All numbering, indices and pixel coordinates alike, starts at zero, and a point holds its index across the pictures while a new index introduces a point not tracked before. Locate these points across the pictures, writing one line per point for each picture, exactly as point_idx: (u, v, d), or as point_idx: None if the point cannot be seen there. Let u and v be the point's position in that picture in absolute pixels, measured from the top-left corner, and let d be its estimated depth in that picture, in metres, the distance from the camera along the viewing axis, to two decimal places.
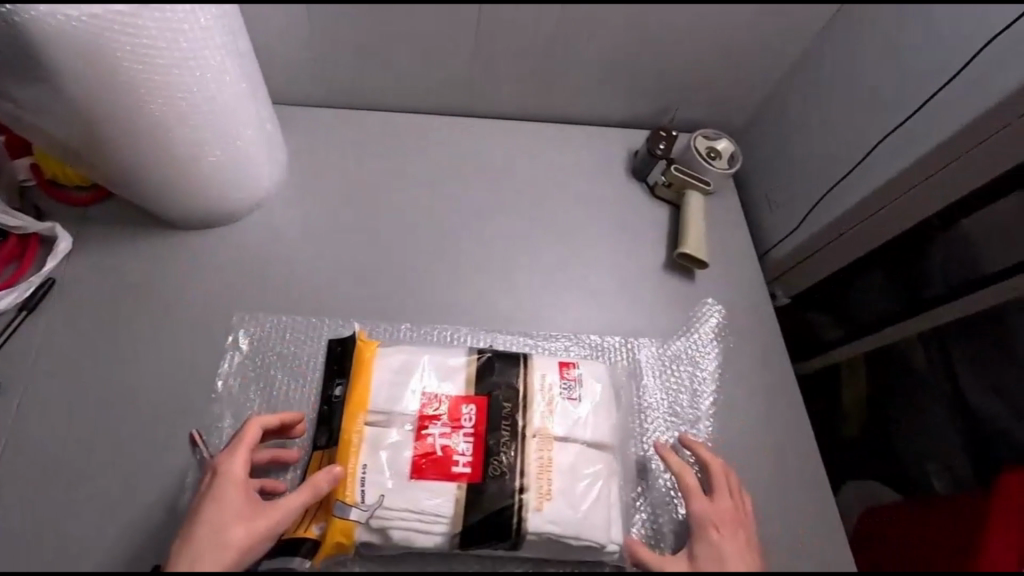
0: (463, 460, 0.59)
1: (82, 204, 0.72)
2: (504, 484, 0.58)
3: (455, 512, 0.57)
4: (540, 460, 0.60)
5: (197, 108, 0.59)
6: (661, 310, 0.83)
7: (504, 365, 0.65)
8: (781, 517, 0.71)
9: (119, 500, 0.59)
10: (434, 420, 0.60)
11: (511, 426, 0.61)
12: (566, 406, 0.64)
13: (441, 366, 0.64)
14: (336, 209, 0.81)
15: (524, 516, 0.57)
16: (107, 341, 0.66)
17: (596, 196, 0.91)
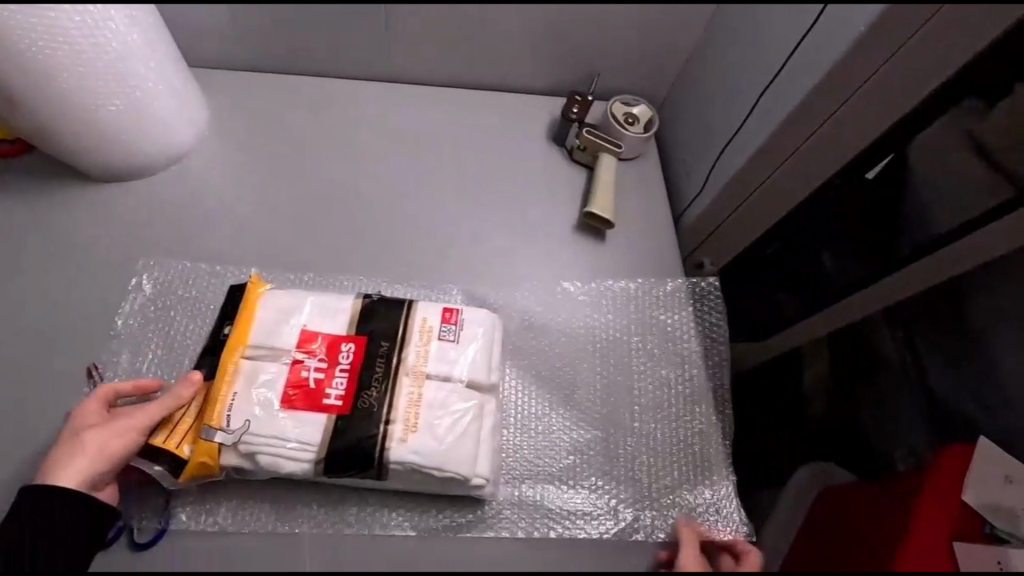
0: (335, 393, 0.62)
1: (5, 155, 0.77)
2: (371, 416, 0.61)
3: (321, 440, 0.60)
4: (409, 395, 0.63)
5: (84, 53, 0.63)
6: (567, 268, 0.85)
7: (386, 308, 0.68)
8: (663, 470, 0.73)
9: (10, 423, 0.63)
10: (311, 356, 0.63)
11: (386, 363, 0.64)
12: (442, 347, 0.66)
13: (324, 307, 0.67)
14: (251, 164, 0.84)
15: (388, 445, 0.60)
16: (17, 281, 0.71)
17: (514, 158, 0.93)
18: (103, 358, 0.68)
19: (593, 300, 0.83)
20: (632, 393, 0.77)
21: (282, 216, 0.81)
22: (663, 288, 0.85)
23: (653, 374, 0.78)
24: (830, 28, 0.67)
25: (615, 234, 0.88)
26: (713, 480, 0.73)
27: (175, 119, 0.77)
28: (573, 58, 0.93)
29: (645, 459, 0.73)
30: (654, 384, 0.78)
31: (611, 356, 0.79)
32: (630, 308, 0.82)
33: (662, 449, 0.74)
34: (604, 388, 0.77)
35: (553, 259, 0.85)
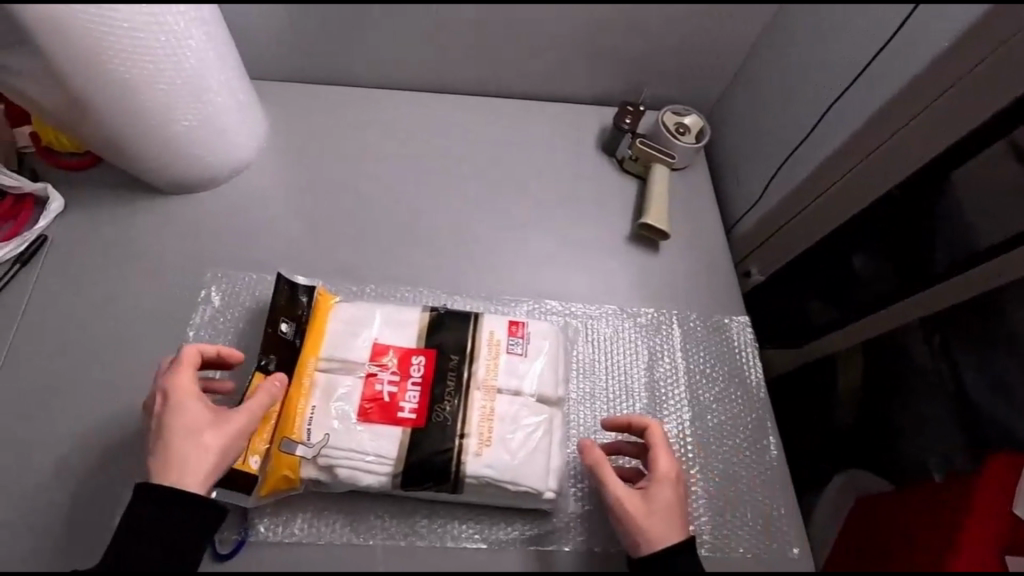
0: (409, 406, 0.62)
1: (73, 168, 0.78)
2: (446, 429, 0.62)
3: (398, 454, 0.60)
4: (482, 409, 0.63)
5: (163, 71, 0.63)
6: (622, 279, 0.85)
7: (453, 320, 0.68)
8: (730, 486, 0.72)
9: (90, 436, 0.63)
10: (384, 369, 0.64)
11: (457, 376, 0.65)
12: (511, 360, 0.66)
13: (393, 319, 0.67)
14: (309, 176, 0.84)
15: (464, 459, 0.60)
16: (89, 293, 0.71)
17: (565, 168, 0.92)
18: None
19: (654, 317, 0.82)
20: (695, 413, 0.76)
21: (340, 228, 0.81)
22: (717, 300, 0.85)
23: (714, 394, 0.78)
24: (910, 40, 0.65)
25: (670, 245, 0.88)
26: (775, 499, 0.73)
27: (238, 132, 0.78)
28: (625, 68, 0.93)
29: (710, 481, 0.73)
30: (716, 404, 0.78)
31: (674, 374, 0.79)
32: (691, 327, 0.82)
33: (723, 466, 0.74)
34: (669, 406, 0.76)
35: (609, 269, 0.85)
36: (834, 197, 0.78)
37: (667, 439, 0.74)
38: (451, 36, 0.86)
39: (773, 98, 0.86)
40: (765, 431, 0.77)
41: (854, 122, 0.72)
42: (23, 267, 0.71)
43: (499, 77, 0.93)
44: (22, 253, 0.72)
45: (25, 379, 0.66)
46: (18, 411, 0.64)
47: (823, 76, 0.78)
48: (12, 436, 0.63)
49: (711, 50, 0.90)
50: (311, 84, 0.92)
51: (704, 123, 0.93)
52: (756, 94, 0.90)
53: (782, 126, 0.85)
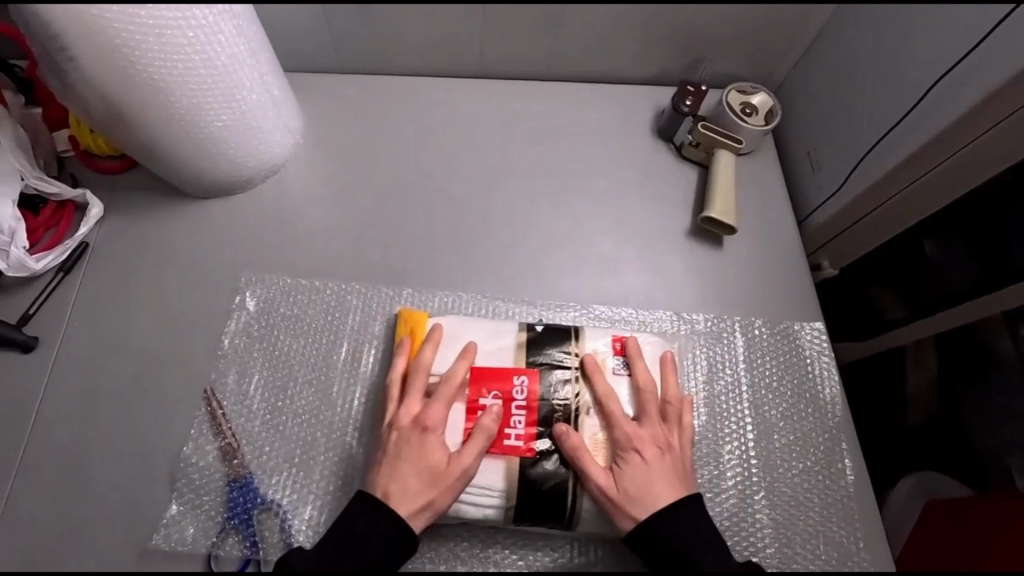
0: (515, 433, 0.56)
1: (112, 172, 0.75)
2: (556, 461, 0.56)
3: (508, 487, 0.55)
4: (594, 436, 0.57)
5: (192, 69, 0.60)
6: (681, 278, 0.76)
7: (555, 339, 0.62)
8: (797, 528, 0.63)
9: (132, 454, 0.61)
10: (484, 392, 0.58)
11: (564, 403, 0.58)
12: (619, 382, 0.60)
13: (490, 339, 0.61)
14: (342, 175, 0.80)
15: (579, 493, 0.55)
16: (128, 301, 0.69)
17: (616, 158, 0.84)
18: (214, 380, 0.65)
19: (715, 324, 0.73)
20: (761, 432, 0.67)
21: (374, 229, 0.76)
22: (788, 300, 0.76)
23: (782, 410, 0.69)
24: None
25: (736, 240, 0.79)
26: (857, 536, 0.63)
27: (274, 129, 0.74)
28: (684, 46, 0.84)
29: (777, 508, 0.64)
30: (784, 422, 0.68)
31: (736, 386, 0.70)
32: (755, 335, 0.73)
33: (793, 493, 0.64)
34: (731, 417, 0.68)
35: (670, 266, 0.77)
36: (930, 187, 0.69)
37: (729, 461, 0.65)
38: (494, 20, 0.79)
39: (860, 72, 0.76)
40: (839, 453, 0.67)
41: (967, 95, 0.61)
42: (66, 276, 0.70)
43: (544, 60, 0.86)
44: (66, 261, 0.70)
45: (68, 392, 0.64)
46: (63, 424, 0.62)
47: (923, 46, 0.67)
48: (57, 452, 0.61)
49: (784, 25, 0.80)
50: (345, 75, 0.87)
51: (773, 102, 0.83)
52: (836, 68, 0.79)
53: (869, 104, 0.75)
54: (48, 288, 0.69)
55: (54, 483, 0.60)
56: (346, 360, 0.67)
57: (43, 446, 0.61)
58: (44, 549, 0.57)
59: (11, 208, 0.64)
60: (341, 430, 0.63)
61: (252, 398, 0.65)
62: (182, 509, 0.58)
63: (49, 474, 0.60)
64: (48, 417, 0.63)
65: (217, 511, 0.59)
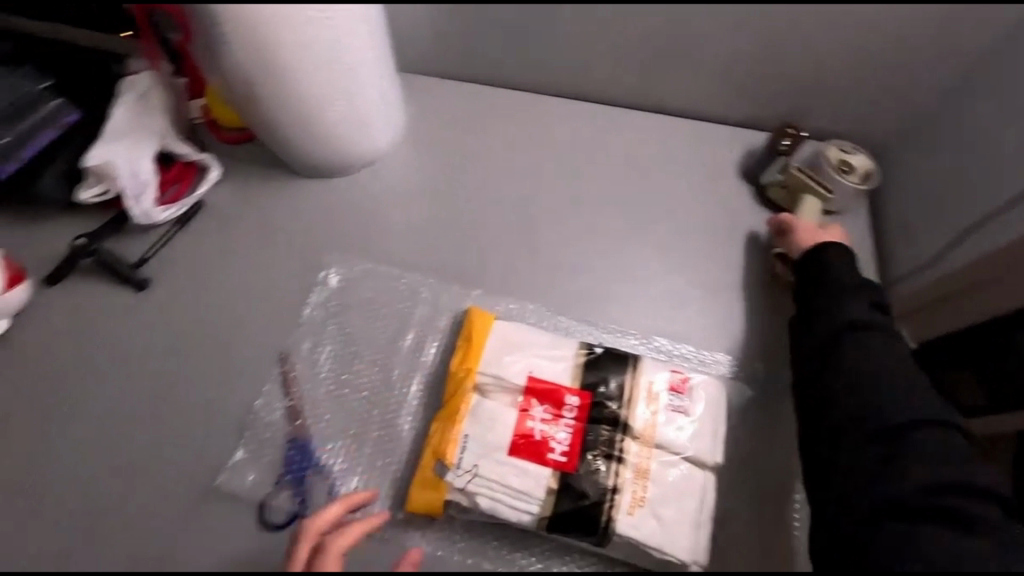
0: (560, 448, 0.58)
1: (231, 142, 0.82)
2: (596, 480, 0.56)
3: (545, 497, 0.56)
4: (637, 463, 0.57)
5: (325, 62, 0.66)
6: (745, 325, 0.75)
7: (612, 363, 0.62)
8: None
9: (209, 401, 0.67)
10: (536, 403, 0.60)
11: (611, 426, 0.59)
12: (671, 416, 0.60)
13: (549, 353, 0.63)
14: (431, 174, 0.84)
15: (614, 516, 0.55)
16: (227, 261, 0.75)
17: (698, 195, 0.84)
18: (289, 347, 0.70)
19: (777, 377, 0.72)
20: None
21: (454, 230, 0.80)
22: None
23: None
24: None
25: None
26: None
27: (383, 125, 0.79)
28: None
29: None
30: None
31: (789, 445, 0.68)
32: None
33: None
34: (781, 473, 0.65)
35: (739, 310, 0.76)
36: None
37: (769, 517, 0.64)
38: None
39: (975, 146, 0.72)
40: None
41: None
42: (180, 229, 0.76)
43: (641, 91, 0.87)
44: (183, 216, 0.76)
45: (164, 335, 0.70)
46: (155, 363, 0.69)
47: None
48: (146, 387, 0.67)
49: None
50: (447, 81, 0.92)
51: (873, 165, 0.80)
52: (947, 138, 0.76)
53: (980, 181, 0.71)
54: (164, 238, 0.75)
55: (140, 415, 0.66)
56: (409, 348, 0.71)
57: (136, 380, 0.68)
58: (124, 472, 0.63)
59: (148, 162, 0.72)
60: (392, 413, 0.67)
61: (320, 368, 0.69)
62: (246, 457, 0.63)
63: (136, 406, 0.66)
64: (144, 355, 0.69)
65: (275, 464, 0.63)
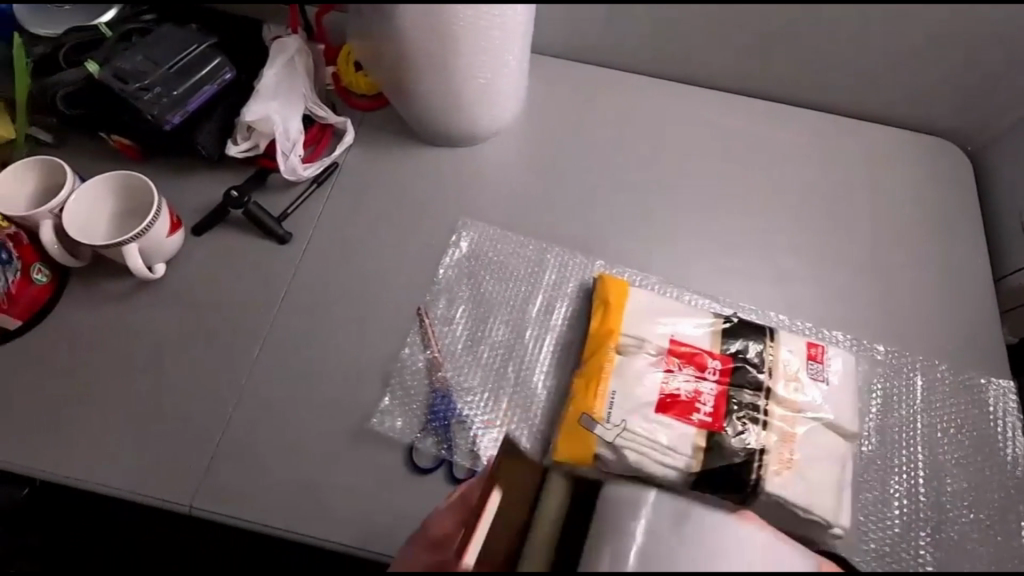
0: (705, 409, 0.60)
1: (361, 109, 0.85)
2: (743, 440, 0.58)
3: (693, 454, 0.58)
4: (782, 428, 0.59)
5: (488, 28, 0.69)
6: (861, 307, 0.77)
7: (750, 332, 0.65)
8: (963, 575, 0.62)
9: (354, 350, 0.70)
10: (680, 366, 0.62)
11: (754, 391, 0.61)
12: (811, 385, 0.62)
13: (689, 321, 0.65)
14: (548, 149, 0.86)
15: (763, 475, 0.57)
16: (362, 221, 0.78)
17: (812, 180, 0.85)
18: (426, 300, 0.73)
19: (895, 357, 0.73)
20: (932, 473, 0.67)
21: (573, 203, 0.82)
22: (975, 354, 0.75)
23: (955, 456, 0.68)
24: None
25: (924, 283, 0.79)
26: None
27: (511, 98, 0.82)
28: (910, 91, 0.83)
29: (939, 548, 0.63)
30: (958, 469, 0.67)
31: (910, 422, 0.69)
32: (937, 377, 0.72)
33: (959, 540, 0.64)
34: (903, 448, 0.68)
35: (855, 293, 0.78)
36: None
37: (895, 490, 0.66)
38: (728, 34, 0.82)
39: None
40: (1013, 513, 0.65)
41: None
42: (317, 188, 0.80)
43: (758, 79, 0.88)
44: (319, 175, 0.79)
45: (306, 287, 0.74)
46: (299, 313, 0.72)
47: None
48: (293, 335, 0.71)
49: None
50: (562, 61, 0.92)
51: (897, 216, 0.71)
52: None
53: None
54: (302, 195, 0.79)
55: (290, 360, 0.69)
56: (538, 312, 0.74)
57: (282, 328, 0.71)
58: (279, 412, 0.67)
59: (297, 122, 0.76)
60: (527, 371, 0.70)
61: (456, 325, 0.72)
62: (393, 403, 0.67)
63: (286, 351, 0.70)
64: (289, 304, 0.73)
65: (421, 411, 0.66)
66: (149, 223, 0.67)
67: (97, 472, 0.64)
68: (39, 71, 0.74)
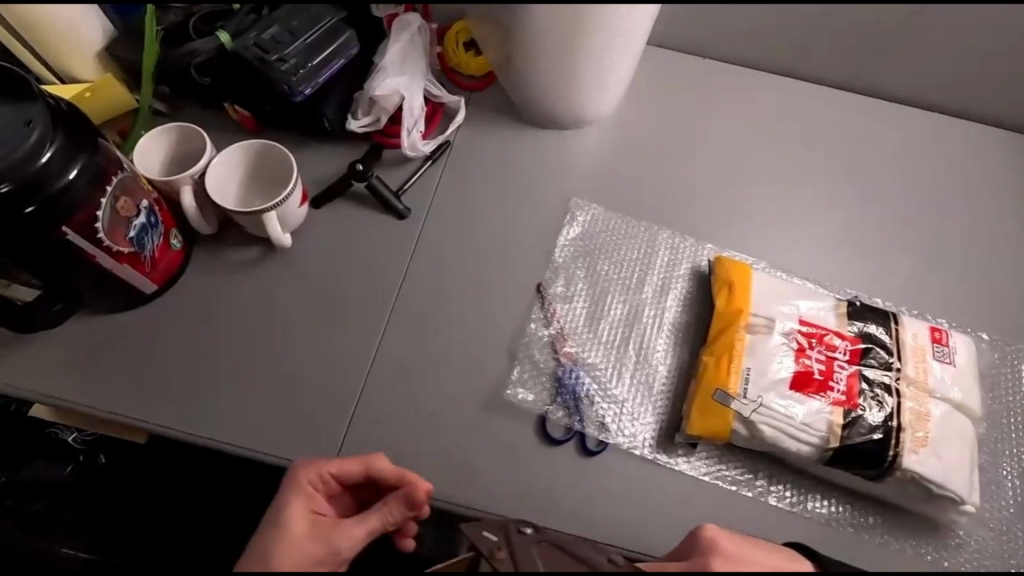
0: (839, 388, 0.62)
1: (466, 89, 0.86)
2: (878, 418, 0.61)
3: (830, 430, 0.61)
4: (915, 409, 0.61)
5: (609, 43, 0.69)
6: (963, 297, 0.78)
7: (876, 315, 0.67)
8: None
9: (477, 326, 0.71)
10: (811, 346, 0.64)
11: (885, 372, 0.63)
12: (938, 368, 0.64)
13: (815, 302, 0.67)
14: (651, 134, 0.86)
15: (899, 452, 0.60)
16: (475, 199, 0.79)
17: (912, 171, 0.85)
18: (545, 278, 0.75)
19: (1002, 347, 0.74)
20: None
21: (679, 189, 0.83)
22: None
23: None
24: None
25: None
26: None
27: (620, 87, 0.82)
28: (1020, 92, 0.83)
29: None
30: None
31: (1018, 407, 0.71)
32: None
33: None
34: (1013, 431, 0.70)
35: (957, 282, 0.79)
36: None
37: (1009, 472, 0.67)
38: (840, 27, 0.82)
39: None
40: None
41: None
42: (431, 165, 0.80)
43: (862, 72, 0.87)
44: (434, 152, 0.80)
45: (425, 262, 0.75)
46: (420, 288, 0.73)
47: None
48: (415, 308, 0.72)
49: None
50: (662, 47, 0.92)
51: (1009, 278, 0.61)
52: None
53: None
54: (417, 171, 0.80)
55: (414, 334, 0.71)
56: (654, 292, 0.75)
57: (404, 302, 0.72)
58: (408, 382, 0.68)
59: (419, 100, 0.78)
60: (648, 347, 0.71)
61: (576, 302, 0.74)
62: (522, 376, 0.68)
63: (409, 324, 0.71)
64: (411, 278, 0.74)
65: (549, 384, 0.68)
66: (288, 194, 0.69)
67: (233, 435, 0.65)
68: (168, 41, 0.76)
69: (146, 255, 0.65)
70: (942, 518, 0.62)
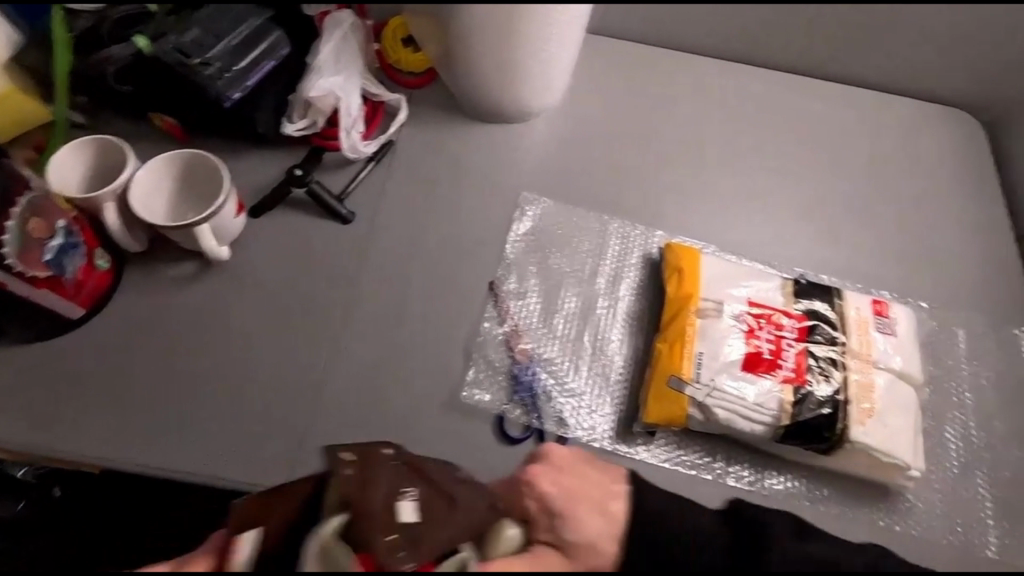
0: (788, 366, 0.64)
1: (406, 86, 0.84)
2: (826, 393, 0.62)
3: (781, 408, 0.62)
4: (860, 381, 0.63)
5: (546, 36, 0.69)
6: (904, 268, 0.80)
7: (820, 291, 0.68)
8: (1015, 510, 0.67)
9: (429, 329, 0.70)
10: (760, 326, 0.65)
11: (831, 347, 0.65)
12: (880, 340, 0.66)
13: (762, 283, 0.68)
14: (597, 124, 0.85)
15: (848, 424, 0.61)
16: (421, 199, 0.77)
17: (851, 149, 0.87)
18: (497, 275, 0.74)
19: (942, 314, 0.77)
20: (982, 418, 0.71)
21: (627, 178, 0.82)
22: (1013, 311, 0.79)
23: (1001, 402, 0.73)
24: None
25: (960, 244, 0.82)
26: None
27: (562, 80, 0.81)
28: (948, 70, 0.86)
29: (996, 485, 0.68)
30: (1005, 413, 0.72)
31: (957, 372, 0.74)
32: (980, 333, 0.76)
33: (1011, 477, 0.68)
34: (953, 395, 0.72)
35: (897, 255, 0.81)
36: None
37: (951, 434, 0.70)
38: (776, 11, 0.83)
39: None
40: None
41: None
42: (374, 166, 0.78)
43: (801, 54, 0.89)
44: (376, 153, 0.78)
45: (372, 267, 0.73)
46: (368, 293, 0.71)
47: None
48: (364, 315, 0.70)
49: None
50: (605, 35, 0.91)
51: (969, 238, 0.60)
52: None
53: None
54: (360, 173, 0.77)
55: (364, 341, 0.68)
56: (607, 282, 0.75)
57: (352, 309, 0.70)
58: (359, 391, 0.66)
59: (357, 100, 0.75)
60: (604, 338, 0.71)
61: (529, 297, 0.73)
62: (477, 377, 0.67)
63: (359, 331, 0.69)
64: (358, 284, 0.71)
65: (506, 383, 0.67)
66: (222, 204, 0.66)
67: (174, 461, 0.62)
68: (80, 47, 0.71)
69: (69, 277, 0.62)
70: (890, 484, 0.64)
